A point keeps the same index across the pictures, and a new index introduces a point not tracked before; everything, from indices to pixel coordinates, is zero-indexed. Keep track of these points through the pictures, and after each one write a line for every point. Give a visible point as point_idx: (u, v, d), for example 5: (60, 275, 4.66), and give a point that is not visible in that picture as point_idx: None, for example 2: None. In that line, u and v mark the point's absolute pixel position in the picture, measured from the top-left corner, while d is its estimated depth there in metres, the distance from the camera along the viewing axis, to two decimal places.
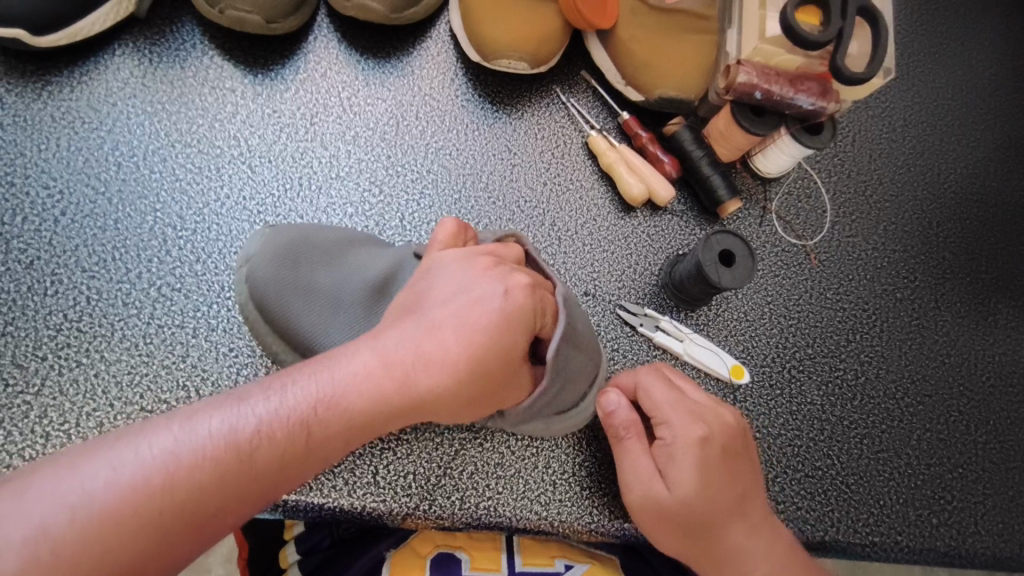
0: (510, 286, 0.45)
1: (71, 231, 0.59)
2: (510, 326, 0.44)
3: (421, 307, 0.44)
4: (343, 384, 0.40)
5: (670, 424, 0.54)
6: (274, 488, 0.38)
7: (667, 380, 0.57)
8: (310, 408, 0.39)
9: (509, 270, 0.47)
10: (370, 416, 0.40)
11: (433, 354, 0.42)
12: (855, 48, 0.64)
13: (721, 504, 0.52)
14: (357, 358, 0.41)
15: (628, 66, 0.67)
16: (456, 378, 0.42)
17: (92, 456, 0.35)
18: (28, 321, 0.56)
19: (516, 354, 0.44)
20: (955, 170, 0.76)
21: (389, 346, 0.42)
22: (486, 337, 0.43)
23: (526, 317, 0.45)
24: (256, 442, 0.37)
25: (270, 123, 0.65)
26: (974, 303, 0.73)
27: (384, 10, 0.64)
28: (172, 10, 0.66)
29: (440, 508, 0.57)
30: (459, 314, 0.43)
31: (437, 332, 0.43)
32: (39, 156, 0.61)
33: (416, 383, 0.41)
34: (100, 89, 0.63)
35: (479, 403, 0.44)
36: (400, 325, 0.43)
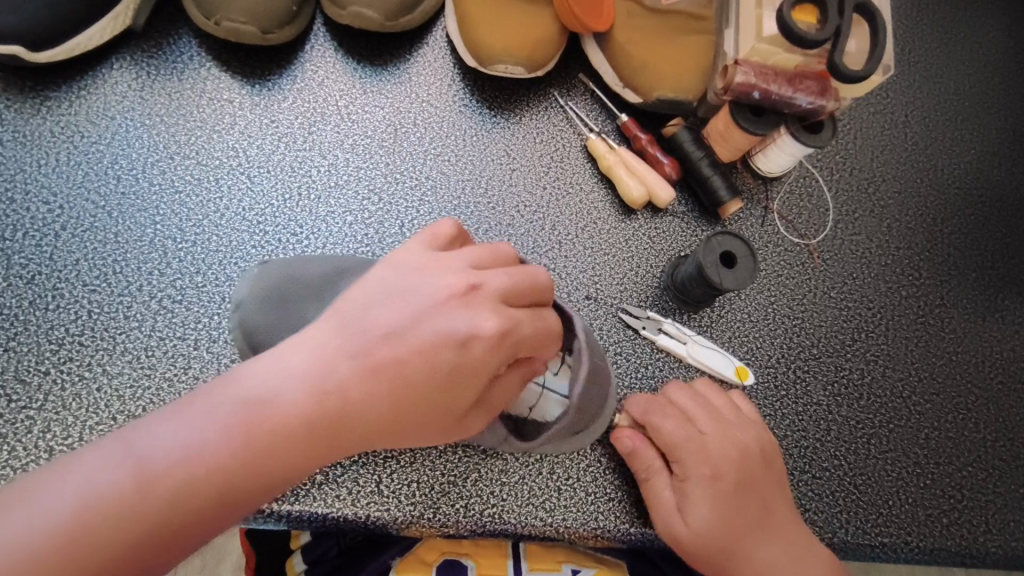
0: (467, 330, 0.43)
1: (72, 246, 0.60)
2: (460, 375, 0.43)
3: (363, 327, 0.43)
4: (263, 434, 0.40)
5: (682, 460, 0.55)
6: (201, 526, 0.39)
7: (677, 411, 0.58)
8: (227, 464, 0.39)
9: (482, 297, 0.45)
10: (291, 467, 0.41)
11: (366, 401, 0.42)
12: (853, 45, 0.63)
13: (741, 535, 0.54)
14: (277, 401, 0.40)
15: (624, 68, 0.67)
16: (390, 427, 0.42)
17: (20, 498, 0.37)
18: (30, 335, 0.56)
19: (465, 400, 0.44)
20: (959, 165, 0.76)
21: (316, 386, 0.41)
22: (428, 388, 0.43)
23: (487, 366, 0.44)
24: (172, 479, 0.38)
25: (268, 133, 0.65)
26: (981, 299, 0.72)
27: (379, 18, 0.64)
28: (168, 23, 0.66)
29: (444, 516, 0.57)
30: (406, 359, 0.43)
31: (371, 377, 0.42)
32: (38, 171, 0.61)
33: (344, 432, 0.41)
34: (98, 103, 0.63)
35: (414, 441, 0.44)
36: (336, 358, 0.42)
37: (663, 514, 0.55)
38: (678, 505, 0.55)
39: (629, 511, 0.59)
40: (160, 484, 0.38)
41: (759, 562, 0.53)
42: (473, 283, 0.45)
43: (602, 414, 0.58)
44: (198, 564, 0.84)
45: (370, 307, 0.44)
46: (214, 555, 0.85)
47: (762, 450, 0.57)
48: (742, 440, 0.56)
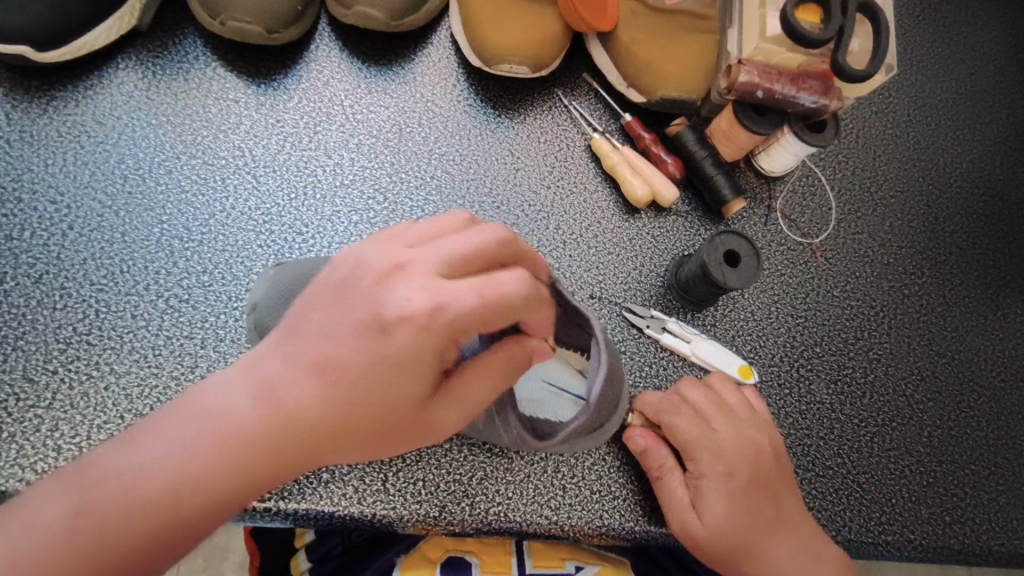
0: (392, 318, 0.39)
1: (79, 245, 0.60)
2: (398, 369, 0.40)
3: (302, 333, 0.41)
4: (202, 459, 0.39)
5: (697, 458, 0.56)
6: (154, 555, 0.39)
7: (691, 410, 0.58)
8: (170, 492, 0.39)
9: (415, 275, 0.40)
10: (240, 488, 0.40)
11: (304, 413, 0.40)
12: (856, 45, 0.64)
13: (755, 531, 0.55)
14: (216, 423, 0.40)
15: (628, 68, 0.67)
16: (335, 437, 0.41)
17: None
18: (38, 334, 0.57)
19: (416, 400, 0.41)
20: (961, 164, 0.76)
21: (254, 403, 0.40)
22: (368, 389, 0.40)
23: (424, 357, 0.39)
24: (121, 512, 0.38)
25: (273, 133, 0.66)
26: (983, 298, 0.72)
27: (384, 18, 0.64)
28: (174, 23, 0.66)
29: (450, 514, 0.57)
30: (339, 358, 0.40)
31: (306, 386, 0.40)
32: (45, 171, 0.61)
33: (289, 447, 0.40)
34: (104, 103, 0.64)
35: (373, 449, 0.42)
36: (271, 371, 0.41)
37: (676, 510, 0.56)
38: (693, 501, 0.55)
39: (634, 508, 0.60)
40: (107, 517, 0.38)
41: (770, 557, 0.55)
42: (403, 262, 0.41)
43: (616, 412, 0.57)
44: (202, 562, 0.85)
45: (309, 308, 0.42)
46: (218, 553, 0.85)
47: (774, 448, 0.58)
48: (756, 438, 0.57)
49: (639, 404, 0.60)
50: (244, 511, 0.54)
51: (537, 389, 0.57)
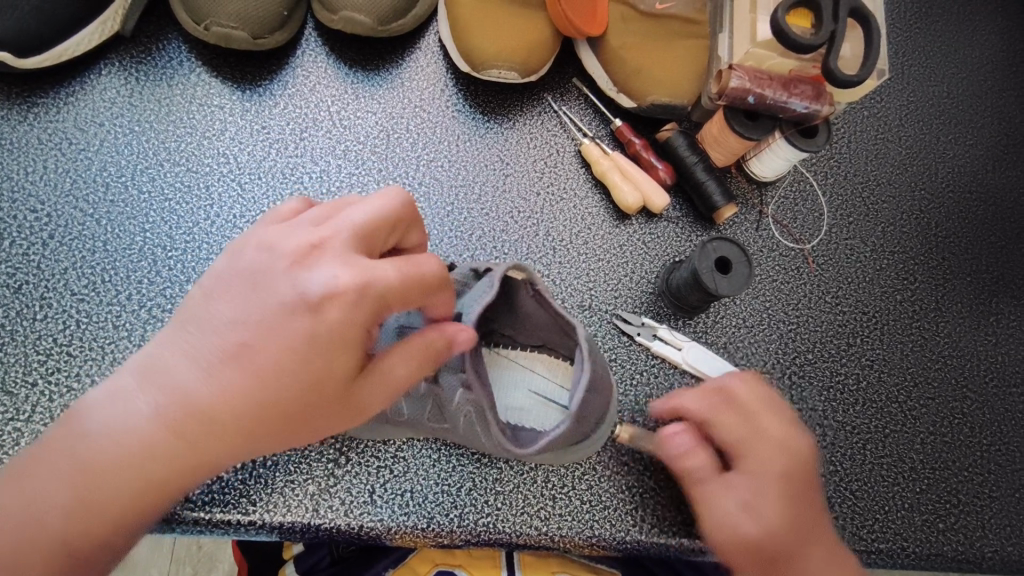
0: (314, 300, 0.40)
1: (59, 254, 0.59)
2: (318, 351, 0.41)
3: (209, 324, 0.42)
4: (128, 458, 0.41)
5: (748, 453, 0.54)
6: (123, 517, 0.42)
7: (748, 404, 0.56)
8: (113, 492, 0.41)
9: (328, 237, 0.42)
10: (189, 486, 0.43)
11: (212, 392, 0.41)
12: (847, 50, 0.63)
13: (804, 537, 0.53)
14: (141, 418, 0.41)
15: (617, 73, 0.67)
16: (259, 428, 0.41)
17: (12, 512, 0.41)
18: (17, 346, 0.56)
19: (336, 378, 0.42)
20: (953, 169, 0.76)
21: (162, 404, 0.41)
22: (279, 364, 0.40)
23: (351, 333, 0.40)
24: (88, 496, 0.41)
25: (258, 140, 0.65)
26: (977, 303, 0.72)
27: (371, 23, 0.64)
28: (158, 27, 0.65)
29: (438, 526, 0.56)
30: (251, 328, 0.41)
31: (222, 367, 0.41)
32: (25, 179, 0.60)
33: (209, 433, 0.41)
34: (87, 109, 0.63)
35: (300, 431, 0.43)
36: (176, 371, 0.41)
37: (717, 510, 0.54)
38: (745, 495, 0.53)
39: (624, 518, 0.59)
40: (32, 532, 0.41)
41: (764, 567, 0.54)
42: (321, 241, 0.42)
43: (605, 421, 0.57)
44: (190, 571, 0.84)
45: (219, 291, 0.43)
46: (205, 561, 0.84)
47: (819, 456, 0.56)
48: (807, 443, 0.56)
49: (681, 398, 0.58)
50: (227, 524, 0.54)
51: (524, 398, 0.57)
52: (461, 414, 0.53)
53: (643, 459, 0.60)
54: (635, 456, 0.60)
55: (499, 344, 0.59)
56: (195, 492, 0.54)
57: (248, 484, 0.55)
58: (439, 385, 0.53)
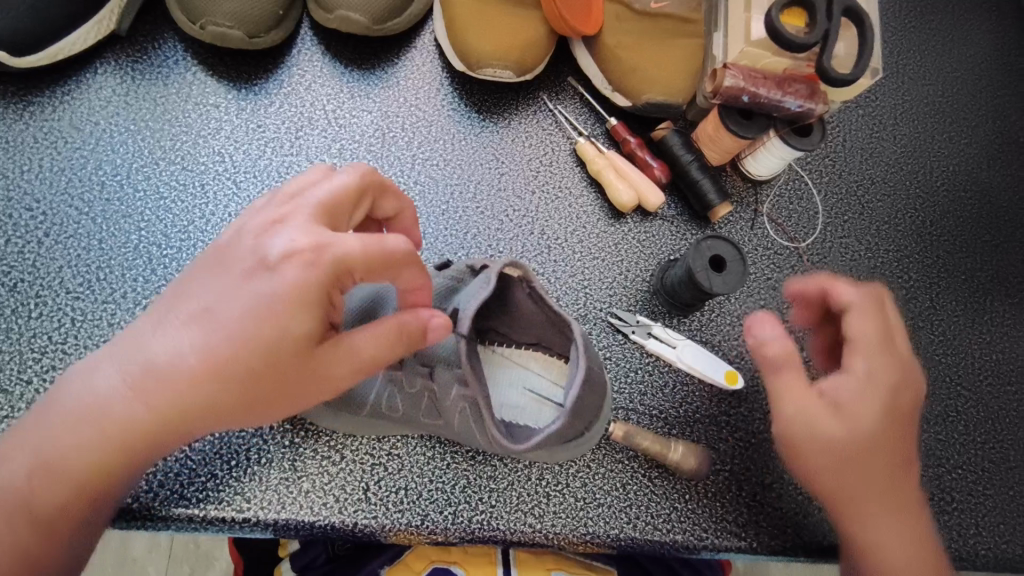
0: (272, 265, 0.41)
1: (54, 252, 0.59)
2: (274, 315, 0.41)
3: (180, 292, 0.43)
4: (97, 419, 0.43)
5: (867, 363, 0.53)
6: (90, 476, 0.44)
7: (879, 318, 0.55)
8: (78, 451, 0.43)
9: (294, 208, 0.44)
10: (152, 452, 0.44)
11: (172, 355, 0.42)
12: (841, 49, 0.63)
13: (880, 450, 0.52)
14: (110, 381, 0.43)
15: (613, 72, 0.67)
16: (215, 394, 0.42)
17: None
18: (12, 344, 0.56)
19: (292, 346, 0.41)
20: (947, 168, 0.76)
21: (128, 368, 0.42)
22: (234, 327, 0.41)
23: (306, 297, 0.41)
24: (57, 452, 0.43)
25: (254, 138, 0.65)
26: (971, 302, 0.72)
27: (366, 22, 0.64)
28: (154, 26, 0.66)
29: (432, 523, 0.56)
30: (214, 295, 0.42)
31: (185, 332, 0.42)
32: (21, 178, 0.60)
33: (167, 397, 0.42)
34: (83, 108, 0.63)
35: (263, 400, 0.43)
36: (143, 336, 0.43)
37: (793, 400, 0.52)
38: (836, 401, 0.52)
39: (618, 516, 0.59)
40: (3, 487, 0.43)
41: None
42: (286, 213, 0.43)
43: (600, 420, 0.57)
44: (187, 570, 0.84)
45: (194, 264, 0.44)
46: (203, 559, 0.84)
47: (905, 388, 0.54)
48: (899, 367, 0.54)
49: (827, 289, 0.56)
50: (222, 522, 0.54)
51: (518, 395, 0.58)
52: (456, 410, 0.54)
53: (638, 456, 0.60)
54: (629, 453, 0.60)
55: (494, 341, 0.59)
56: (189, 490, 0.54)
57: (242, 482, 0.55)
58: (433, 380, 0.54)
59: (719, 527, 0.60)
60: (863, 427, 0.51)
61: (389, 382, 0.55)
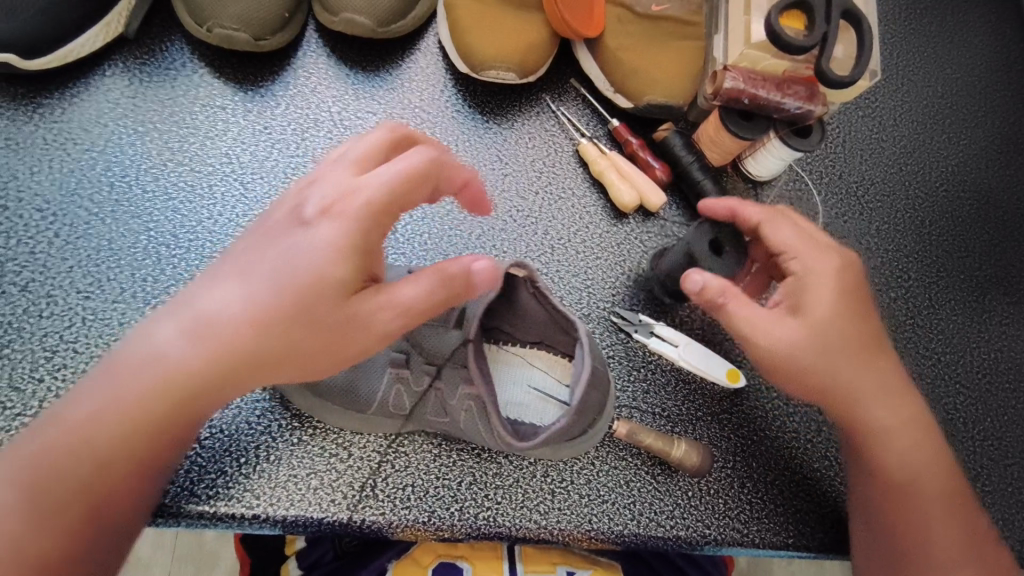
0: (314, 217, 0.44)
1: (64, 252, 0.60)
2: (319, 261, 0.43)
3: (227, 260, 0.45)
4: (147, 376, 0.44)
5: (807, 259, 0.55)
6: (138, 434, 0.45)
7: (792, 219, 0.57)
8: (127, 408, 0.44)
9: (330, 170, 0.46)
10: (199, 405, 0.45)
11: (221, 310, 0.43)
12: (841, 52, 0.64)
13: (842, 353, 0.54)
14: (159, 343, 0.44)
15: (615, 74, 0.68)
16: (264, 343, 0.43)
17: (36, 431, 0.44)
18: (24, 343, 0.56)
19: (338, 292, 0.43)
20: (945, 168, 0.77)
21: (178, 329, 0.44)
22: (281, 277, 0.43)
23: (350, 242, 0.43)
24: (106, 412, 0.44)
25: (260, 140, 0.66)
26: (970, 301, 0.73)
27: (372, 25, 0.65)
28: (161, 29, 0.66)
29: (439, 520, 0.57)
30: (261, 254, 0.44)
31: (233, 288, 0.44)
32: (31, 179, 0.61)
33: (218, 350, 0.43)
34: (91, 110, 0.64)
35: (310, 350, 0.44)
36: (192, 300, 0.45)
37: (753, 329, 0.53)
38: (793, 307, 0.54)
39: (623, 512, 0.60)
40: (51, 448, 0.43)
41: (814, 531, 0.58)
42: (321, 176, 0.46)
43: (601, 418, 0.58)
44: (194, 568, 0.85)
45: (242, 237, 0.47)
46: (208, 559, 0.85)
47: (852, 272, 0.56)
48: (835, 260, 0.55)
49: (737, 210, 0.57)
50: (230, 518, 0.54)
51: (522, 393, 0.58)
52: (461, 410, 0.56)
53: (641, 453, 0.61)
54: (632, 451, 0.61)
55: (499, 339, 0.60)
56: (199, 487, 0.55)
57: (252, 478, 0.55)
58: (439, 383, 0.57)
59: (721, 523, 0.61)
60: (827, 331, 0.53)
61: (396, 380, 0.57)
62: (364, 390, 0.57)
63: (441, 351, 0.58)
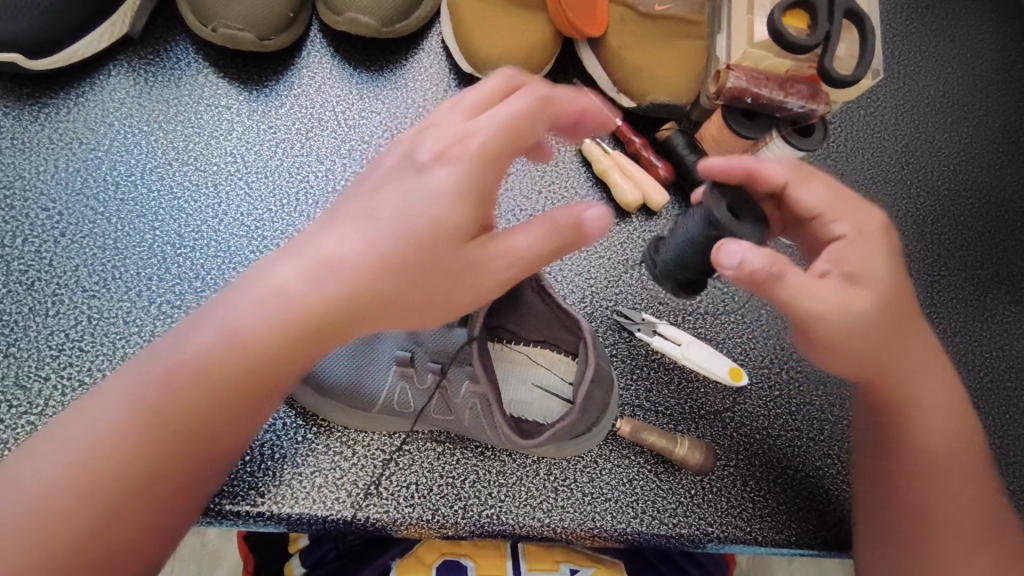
0: (429, 161, 0.42)
1: (70, 251, 0.60)
2: (439, 203, 0.41)
3: (339, 206, 0.43)
4: (249, 327, 0.41)
5: (843, 220, 0.52)
6: (235, 390, 0.42)
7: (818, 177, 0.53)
8: (226, 361, 0.41)
9: (444, 116, 0.45)
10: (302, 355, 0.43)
11: (335, 253, 0.41)
12: (843, 51, 0.64)
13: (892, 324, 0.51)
14: (266, 289, 0.41)
15: (617, 73, 0.68)
16: (378, 289, 0.41)
17: (121, 385, 0.41)
18: (30, 342, 0.57)
19: (454, 236, 0.41)
20: (948, 167, 0.77)
21: (281, 277, 0.41)
22: (399, 221, 0.41)
23: (468, 185, 0.41)
24: (200, 366, 0.41)
25: (265, 139, 0.66)
26: (972, 299, 0.73)
27: (376, 25, 0.65)
28: (166, 29, 0.67)
29: (443, 518, 0.57)
30: (375, 200, 0.42)
31: (348, 233, 0.41)
32: (36, 178, 0.61)
33: (332, 294, 0.41)
34: (96, 110, 0.64)
35: (420, 299, 0.42)
36: (300, 246, 0.42)
37: (809, 299, 0.47)
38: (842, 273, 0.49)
39: (626, 510, 0.60)
40: (140, 401, 0.41)
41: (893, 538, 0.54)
42: (435, 122, 0.45)
43: (606, 416, 0.59)
44: (196, 568, 0.85)
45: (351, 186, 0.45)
46: (210, 558, 0.86)
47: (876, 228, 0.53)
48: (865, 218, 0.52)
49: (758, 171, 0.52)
50: (235, 516, 0.54)
51: (526, 391, 0.58)
52: (466, 407, 0.56)
53: (644, 452, 0.62)
54: (635, 449, 0.61)
55: (503, 337, 0.60)
56: None
57: (257, 476, 0.56)
58: (445, 378, 0.57)
59: (724, 521, 0.61)
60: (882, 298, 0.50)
61: (401, 378, 0.57)
62: (368, 387, 0.57)
63: (445, 348, 0.58)
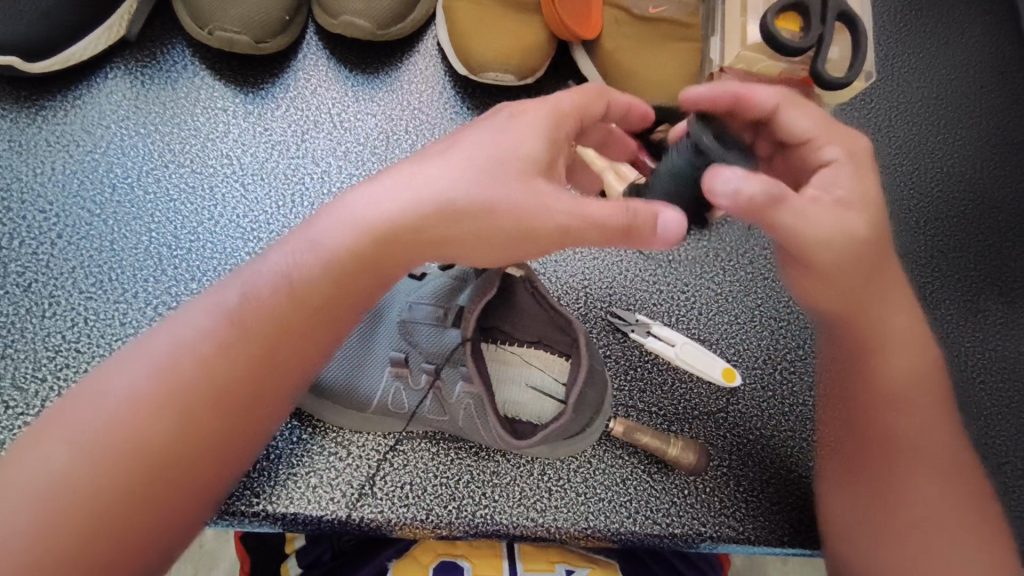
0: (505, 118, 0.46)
1: (67, 253, 0.60)
2: (511, 151, 0.44)
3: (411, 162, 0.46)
4: (321, 259, 0.44)
5: (833, 144, 0.49)
6: (302, 320, 0.44)
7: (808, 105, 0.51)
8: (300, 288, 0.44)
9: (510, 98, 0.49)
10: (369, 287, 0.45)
11: (407, 194, 0.44)
12: (836, 53, 0.64)
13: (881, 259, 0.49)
14: (340, 225, 0.44)
15: (611, 75, 0.68)
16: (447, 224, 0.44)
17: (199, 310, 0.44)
18: (27, 343, 0.57)
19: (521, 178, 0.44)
20: (941, 169, 0.77)
21: (357, 214, 0.44)
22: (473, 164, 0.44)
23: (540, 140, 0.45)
24: (273, 293, 0.44)
25: (261, 141, 0.66)
26: (964, 301, 0.73)
27: (371, 28, 0.65)
28: (163, 32, 0.67)
29: (437, 518, 0.57)
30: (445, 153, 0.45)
31: (422, 176, 0.44)
32: (34, 180, 0.62)
33: (404, 228, 0.44)
34: (93, 112, 0.64)
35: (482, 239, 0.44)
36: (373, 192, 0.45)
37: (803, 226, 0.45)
38: (836, 199, 0.47)
39: (619, 510, 0.60)
40: (218, 322, 0.43)
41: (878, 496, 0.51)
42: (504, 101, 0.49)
43: (599, 417, 0.59)
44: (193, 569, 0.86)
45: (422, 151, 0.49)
46: (207, 558, 0.86)
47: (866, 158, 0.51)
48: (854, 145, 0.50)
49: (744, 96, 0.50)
50: (231, 516, 0.55)
51: (519, 392, 0.59)
52: (460, 407, 0.56)
53: (637, 452, 0.62)
54: (628, 449, 0.62)
55: (497, 339, 0.60)
56: None
57: (252, 477, 0.56)
58: (439, 379, 0.57)
59: (717, 521, 0.61)
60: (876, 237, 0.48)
61: (396, 379, 0.58)
62: (365, 388, 0.58)
63: (440, 349, 0.58)
